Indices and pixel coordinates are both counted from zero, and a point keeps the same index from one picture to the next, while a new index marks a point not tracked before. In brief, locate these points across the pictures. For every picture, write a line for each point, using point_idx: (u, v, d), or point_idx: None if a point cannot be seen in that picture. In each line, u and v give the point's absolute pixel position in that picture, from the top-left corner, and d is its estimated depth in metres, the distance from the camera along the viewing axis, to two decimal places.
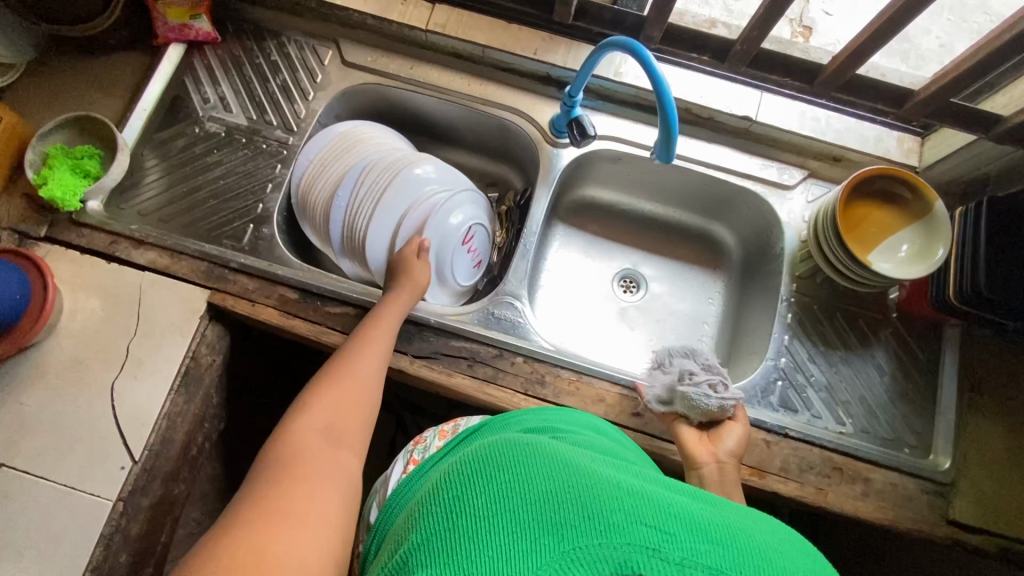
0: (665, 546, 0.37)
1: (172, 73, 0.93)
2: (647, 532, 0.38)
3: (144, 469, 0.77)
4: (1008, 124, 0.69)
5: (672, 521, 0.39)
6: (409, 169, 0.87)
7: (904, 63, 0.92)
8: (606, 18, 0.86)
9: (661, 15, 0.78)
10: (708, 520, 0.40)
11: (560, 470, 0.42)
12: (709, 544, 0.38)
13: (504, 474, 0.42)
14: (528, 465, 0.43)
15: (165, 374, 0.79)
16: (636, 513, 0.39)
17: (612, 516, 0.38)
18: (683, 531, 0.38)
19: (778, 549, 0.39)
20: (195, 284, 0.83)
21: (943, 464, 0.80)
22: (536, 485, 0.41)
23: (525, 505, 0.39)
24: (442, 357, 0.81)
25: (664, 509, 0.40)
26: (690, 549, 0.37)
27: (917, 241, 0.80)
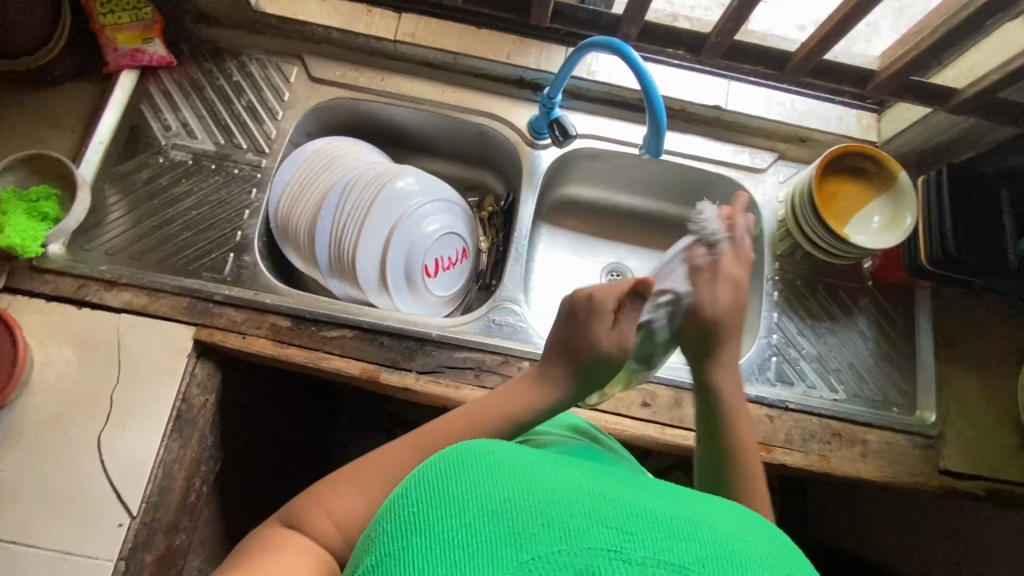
0: (627, 546, 0.31)
1: (127, 102, 0.88)
2: (608, 533, 0.31)
3: (143, 523, 0.73)
4: (962, 96, 0.74)
5: (635, 517, 0.32)
6: (392, 182, 0.85)
7: (853, 44, 0.97)
8: (581, 18, 0.87)
9: (638, 13, 0.80)
10: (674, 512, 0.33)
11: (514, 459, 0.35)
12: (676, 539, 0.31)
13: (449, 477, 0.34)
14: (486, 451, 0.36)
15: (155, 420, 0.75)
16: (595, 509, 0.32)
17: (571, 516, 0.31)
18: (647, 527, 0.32)
19: (749, 539, 0.33)
20: (178, 321, 0.79)
21: (929, 418, 0.85)
22: (491, 478, 0.33)
23: (475, 505, 0.32)
24: (447, 370, 0.79)
25: (625, 502, 0.33)
26: (656, 547, 0.31)
27: (886, 211, 0.85)
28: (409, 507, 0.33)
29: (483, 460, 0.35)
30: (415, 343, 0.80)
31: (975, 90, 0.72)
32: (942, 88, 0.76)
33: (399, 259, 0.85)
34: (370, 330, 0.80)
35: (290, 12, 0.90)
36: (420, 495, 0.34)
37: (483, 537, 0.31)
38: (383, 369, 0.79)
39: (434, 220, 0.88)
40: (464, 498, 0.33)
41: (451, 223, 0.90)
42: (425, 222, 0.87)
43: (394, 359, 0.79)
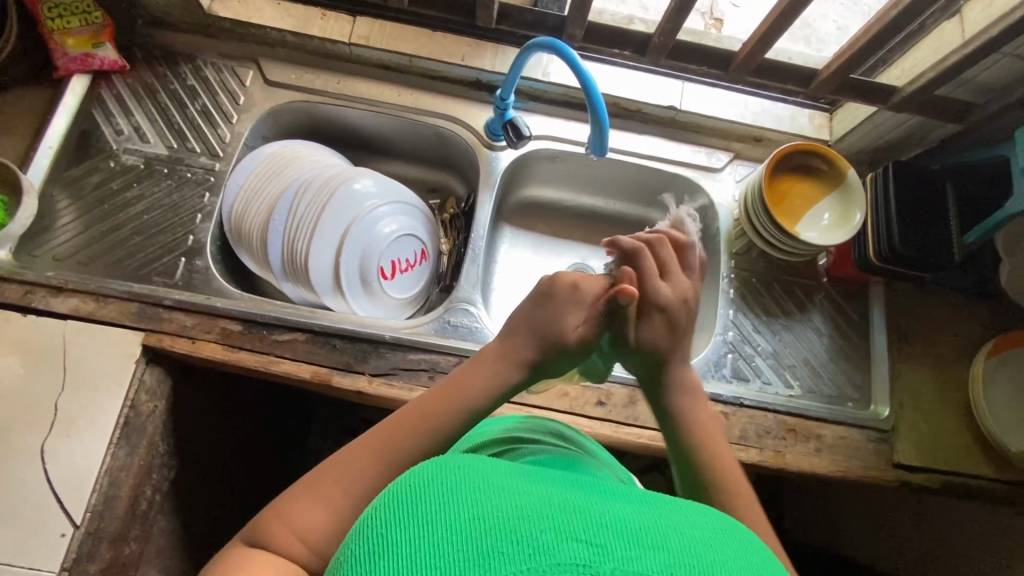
0: (597, 560, 0.30)
1: (78, 106, 0.87)
2: (577, 547, 0.30)
3: (88, 533, 0.71)
4: (903, 94, 0.75)
5: (604, 529, 0.31)
6: (347, 184, 0.85)
7: (809, 46, 0.98)
8: (527, 20, 0.88)
9: (580, 13, 0.80)
10: (644, 522, 0.33)
11: (485, 477, 0.34)
12: (646, 550, 0.31)
13: (420, 500, 0.33)
14: (456, 472, 0.35)
15: (102, 427, 0.74)
16: (565, 523, 0.31)
17: (541, 532, 0.31)
18: (617, 539, 0.31)
19: (719, 544, 0.33)
20: (126, 326, 0.78)
21: (883, 412, 0.86)
22: (459, 497, 0.33)
23: (444, 525, 0.31)
24: (401, 372, 0.79)
25: (596, 514, 0.32)
26: (626, 560, 0.30)
27: (836, 208, 0.86)
28: (376, 530, 0.32)
29: (453, 481, 0.34)
30: (368, 345, 0.80)
31: (913, 88, 0.73)
32: (885, 86, 0.77)
33: (354, 261, 0.85)
34: (322, 333, 0.80)
35: (243, 15, 0.89)
36: (389, 517, 0.33)
37: (455, 559, 0.30)
38: (336, 372, 0.78)
39: (391, 222, 0.87)
40: (433, 519, 0.32)
41: (409, 225, 0.90)
42: (381, 223, 0.87)
43: (347, 362, 0.79)
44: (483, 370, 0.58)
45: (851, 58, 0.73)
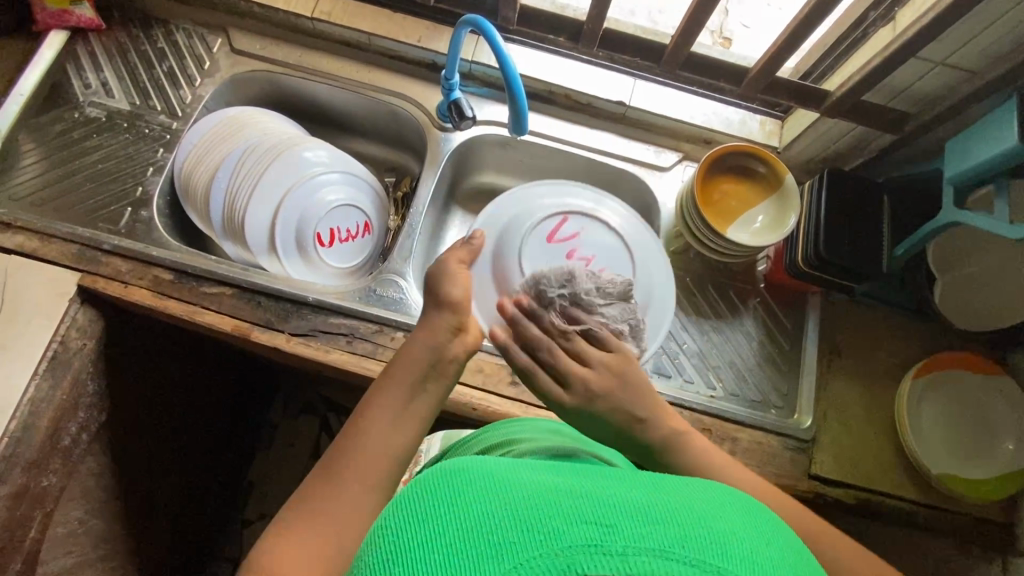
0: (608, 538, 0.32)
1: (52, 59, 0.92)
2: (587, 529, 0.32)
3: (3, 456, 0.74)
4: (834, 99, 0.75)
5: (612, 510, 0.34)
6: (295, 150, 0.88)
7: None
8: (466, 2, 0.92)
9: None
10: (646, 502, 0.35)
11: (495, 475, 0.37)
12: (654, 526, 0.33)
13: (437, 504, 0.35)
14: (466, 475, 0.37)
15: (28, 357, 0.77)
16: (575, 508, 0.34)
17: (551, 517, 0.33)
18: (625, 519, 0.33)
19: (722, 520, 0.35)
20: (65, 266, 0.81)
21: (805, 422, 0.84)
22: (471, 495, 0.35)
23: (456, 525, 0.33)
24: (320, 334, 0.81)
25: (605, 498, 0.35)
26: (635, 536, 0.32)
27: (771, 212, 0.85)
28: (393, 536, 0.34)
29: (463, 483, 0.36)
30: (292, 305, 0.82)
31: (842, 93, 0.74)
32: (818, 90, 0.77)
33: (291, 225, 0.88)
34: (249, 289, 0.82)
35: None
36: (403, 525, 0.35)
37: (473, 553, 0.32)
38: (256, 328, 0.80)
39: (334, 191, 0.90)
40: (451, 516, 0.34)
41: (353, 196, 0.92)
42: (324, 191, 0.89)
43: (269, 319, 0.81)
44: (412, 353, 0.59)
45: (778, 58, 0.74)
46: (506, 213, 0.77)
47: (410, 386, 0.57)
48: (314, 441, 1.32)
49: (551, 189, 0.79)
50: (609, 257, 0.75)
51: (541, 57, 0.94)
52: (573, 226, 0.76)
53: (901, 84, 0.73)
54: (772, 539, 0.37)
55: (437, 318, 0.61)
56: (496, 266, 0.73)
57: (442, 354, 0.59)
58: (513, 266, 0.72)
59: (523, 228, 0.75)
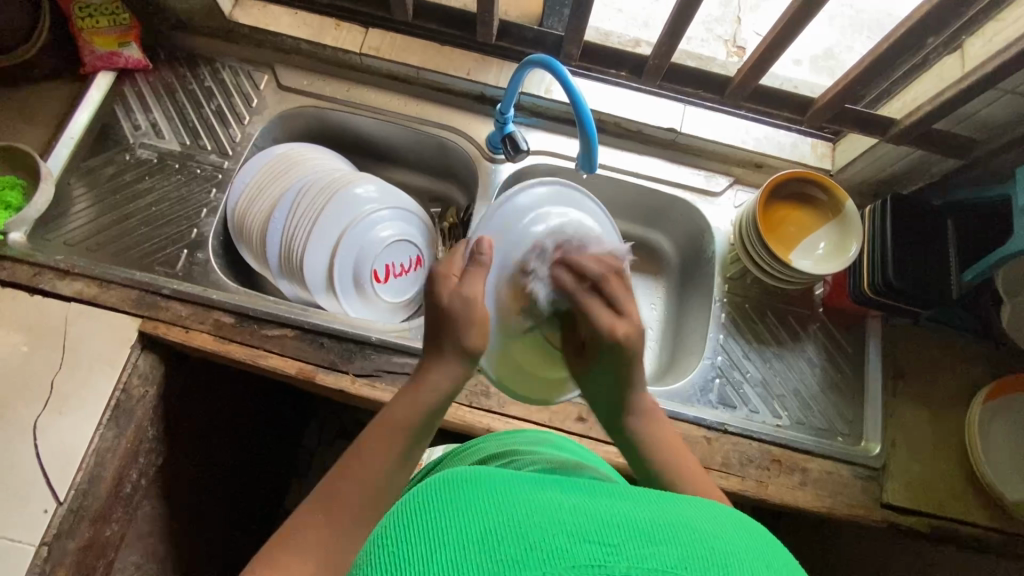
0: (610, 559, 0.32)
1: (101, 101, 0.92)
2: (588, 549, 0.32)
3: (71, 509, 0.73)
4: (901, 126, 0.75)
5: (614, 530, 0.33)
6: (348, 188, 0.88)
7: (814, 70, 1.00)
8: (527, 37, 0.89)
9: (575, 34, 0.82)
10: (648, 520, 0.35)
11: (494, 489, 0.37)
12: (656, 546, 0.33)
13: (437, 518, 0.35)
14: (467, 489, 0.37)
15: (92, 408, 0.76)
16: (575, 526, 0.33)
17: (553, 538, 0.33)
18: (627, 538, 0.33)
19: (725, 538, 0.35)
20: (125, 312, 0.81)
21: (873, 449, 0.84)
22: (471, 511, 0.35)
23: (457, 540, 0.33)
24: (384, 375, 0.80)
25: (605, 516, 0.35)
26: (637, 558, 0.32)
27: (832, 238, 0.85)
28: (392, 551, 0.35)
29: (465, 498, 0.37)
30: (355, 345, 0.81)
31: (910, 122, 0.73)
32: (883, 118, 0.77)
33: (349, 263, 0.87)
34: (311, 330, 0.81)
35: (261, 22, 0.93)
36: (403, 540, 0.35)
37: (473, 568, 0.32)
38: (320, 369, 0.80)
39: (388, 226, 0.90)
40: (448, 529, 0.34)
41: (406, 231, 0.92)
42: (378, 228, 0.89)
43: (332, 360, 0.80)
44: (420, 392, 0.56)
45: (846, 88, 0.73)
46: (510, 225, 0.71)
47: (414, 431, 0.54)
48: None
49: (543, 194, 0.75)
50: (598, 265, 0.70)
51: (590, 86, 0.93)
52: (564, 250, 0.70)
53: (969, 110, 0.73)
54: (780, 558, 0.36)
55: (451, 363, 0.58)
56: (495, 298, 0.68)
57: (438, 412, 0.56)
58: (515, 285, 0.68)
59: (518, 252, 0.70)
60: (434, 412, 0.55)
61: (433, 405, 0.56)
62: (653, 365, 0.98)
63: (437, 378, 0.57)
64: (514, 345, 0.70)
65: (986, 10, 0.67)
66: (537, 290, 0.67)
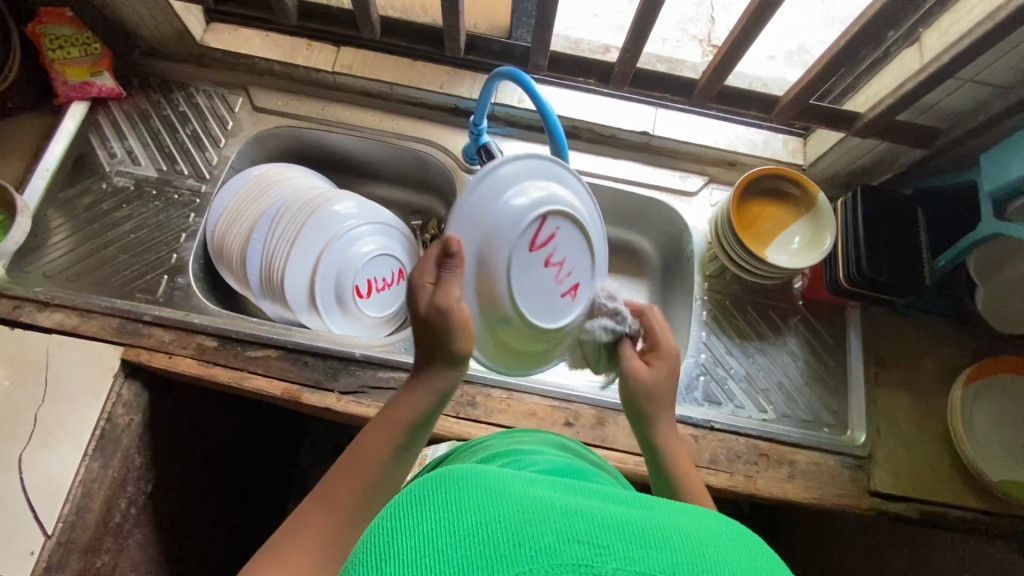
0: (599, 560, 0.31)
1: (75, 131, 0.92)
2: (578, 548, 0.31)
3: (59, 543, 0.72)
4: (865, 120, 0.76)
5: (608, 530, 0.32)
6: (326, 206, 0.88)
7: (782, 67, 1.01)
8: (495, 49, 0.91)
9: (541, 44, 0.84)
10: (641, 523, 0.33)
11: (486, 478, 0.35)
12: (647, 551, 0.32)
13: (428, 504, 0.33)
14: (462, 476, 0.35)
15: (77, 439, 0.76)
16: (566, 525, 0.32)
17: (543, 534, 0.31)
18: (619, 541, 0.32)
19: (720, 544, 0.33)
20: (107, 341, 0.80)
21: (858, 438, 0.84)
22: (461, 498, 0.33)
23: (445, 529, 0.31)
24: (370, 390, 0.80)
25: (598, 514, 0.33)
26: (630, 560, 0.31)
27: (806, 232, 0.86)
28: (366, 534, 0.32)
29: (458, 483, 0.34)
30: (339, 362, 0.81)
31: (873, 115, 0.75)
32: (848, 112, 0.79)
33: (330, 280, 0.88)
34: (294, 350, 0.81)
35: (233, 46, 0.94)
36: (388, 523, 0.32)
37: (457, 560, 0.30)
38: (305, 388, 0.80)
39: (367, 241, 0.90)
40: (434, 519, 0.32)
41: (386, 245, 0.92)
42: (358, 243, 0.89)
43: (317, 379, 0.80)
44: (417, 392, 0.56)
45: (808, 85, 0.75)
46: (488, 207, 0.56)
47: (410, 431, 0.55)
48: None
49: (543, 168, 0.61)
50: (585, 261, 0.62)
51: (563, 94, 0.95)
52: (549, 227, 0.59)
53: (931, 101, 0.74)
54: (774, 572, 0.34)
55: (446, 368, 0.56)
56: (479, 293, 0.56)
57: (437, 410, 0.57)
58: (498, 280, 0.56)
59: (503, 234, 0.56)
60: (433, 409, 0.57)
61: (430, 407, 0.56)
62: None
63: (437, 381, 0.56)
64: (502, 332, 0.59)
65: (941, 3, 0.68)
66: (521, 287, 0.58)
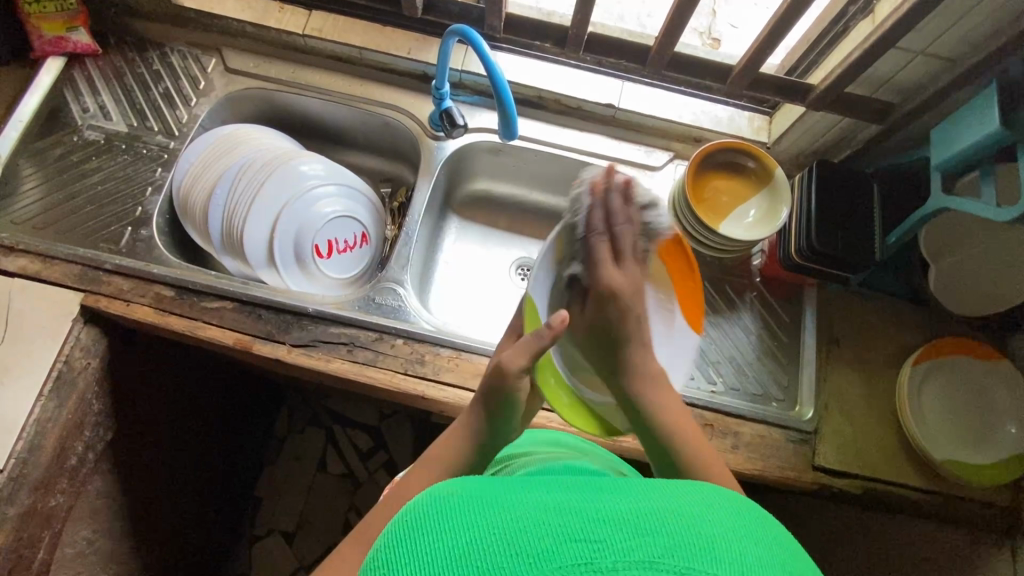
0: (597, 556, 0.32)
1: (50, 86, 0.94)
2: (575, 547, 0.33)
3: (10, 477, 0.75)
4: (818, 92, 0.77)
5: (602, 524, 0.34)
6: (290, 165, 0.90)
7: None
8: (453, 11, 0.91)
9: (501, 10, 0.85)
10: (634, 511, 0.35)
11: (480, 498, 0.37)
12: (641, 537, 0.33)
13: (428, 533, 0.35)
14: (456, 501, 0.37)
15: (33, 379, 0.78)
16: (561, 525, 0.34)
17: (541, 539, 0.33)
18: (612, 531, 0.33)
19: (712, 524, 0.35)
20: (68, 286, 0.83)
21: (806, 414, 0.84)
22: (458, 522, 0.35)
23: (445, 558, 0.33)
24: (321, 344, 0.82)
25: (593, 512, 0.35)
26: (626, 550, 0.33)
27: (762, 206, 0.86)
28: (386, 567, 0.35)
29: (452, 509, 0.36)
30: (292, 317, 0.83)
31: (825, 86, 0.75)
32: (803, 84, 0.79)
33: (290, 238, 0.89)
34: (250, 303, 0.83)
35: (206, 6, 0.95)
36: (392, 554, 0.35)
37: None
38: (257, 340, 0.81)
39: (331, 202, 0.92)
40: (432, 544, 0.34)
41: (349, 207, 0.94)
42: (320, 203, 0.91)
43: (269, 331, 0.82)
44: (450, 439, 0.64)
45: (759, 53, 0.75)
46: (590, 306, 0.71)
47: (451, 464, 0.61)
48: (320, 451, 1.37)
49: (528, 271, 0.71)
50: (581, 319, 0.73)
51: (529, 64, 0.95)
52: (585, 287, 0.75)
53: (883, 73, 0.74)
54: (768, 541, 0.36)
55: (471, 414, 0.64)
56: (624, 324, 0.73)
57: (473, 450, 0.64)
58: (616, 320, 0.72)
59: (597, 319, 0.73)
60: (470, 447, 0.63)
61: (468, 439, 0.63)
62: None
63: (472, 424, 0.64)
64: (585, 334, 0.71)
65: None
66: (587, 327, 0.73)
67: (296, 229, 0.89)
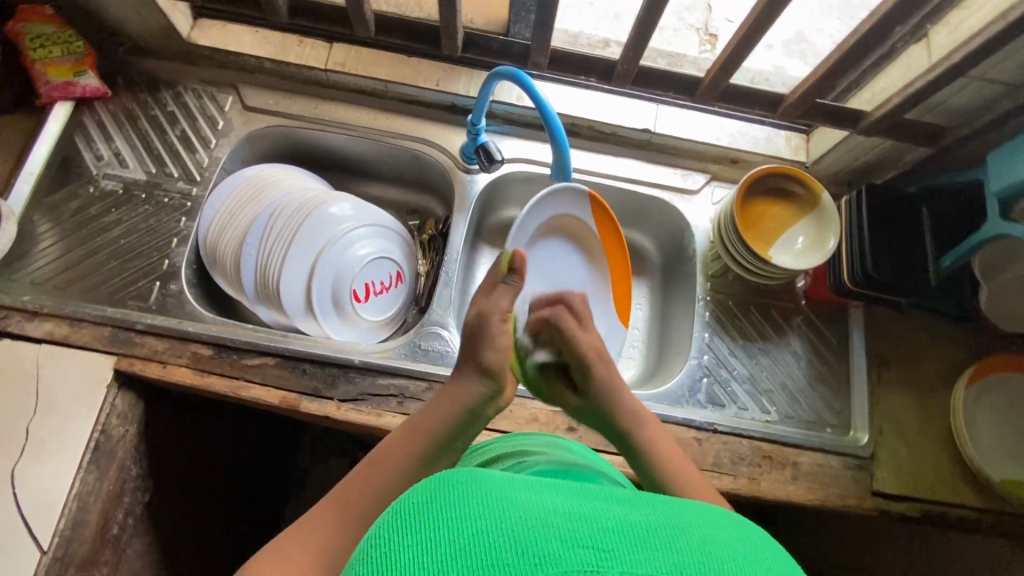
0: (604, 565, 0.28)
1: (59, 132, 0.89)
2: (582, 553, 0.28)
3: (55, 558, 0.71)
4: (872, 119, 0.75)
5: (612, 535, 0.29)
6: (322, 208, 0.86)
7: (804, 61, 0.98)
8: (494, 47, 0.88)
9: (542, 43, 0.82)
10: (647, 523, 0.31)
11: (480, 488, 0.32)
12: (651, 551, 0.29)
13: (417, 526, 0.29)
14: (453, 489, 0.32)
15: (71, 452, 0.74)
16: (569, 529, 0.29)
17: (545, 540, 0.28)
18: (624, 542, 0.29)
19: (731, 544, 0.30)
20: (100, 351, 0.79)
21: (862, 439, 0.84)
22: (454, 515, 0.30)
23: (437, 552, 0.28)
24: (370, 398, 0.79)
25: (600, 518, 0.30)
26: (634, 563, 0.28)
27: (810, 232, 0.85)
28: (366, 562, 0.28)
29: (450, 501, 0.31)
30: (338, 370, 0.80)
31: (881, 114, 0.74)
32: (854, 111, 0.77)
33: (327, 285, 0.86)
34: (292, 357, 0.80)
35: (221, 43, 0.91)
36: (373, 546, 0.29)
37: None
38: (304, 397, 0.78)
39: (365, 244, 0.89)
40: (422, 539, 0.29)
41: (383, 247, 0.91)
42: (355, 246, 0.88)
43: (315, 387, 0.79)
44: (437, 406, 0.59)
45: (814, 82, 0.73)
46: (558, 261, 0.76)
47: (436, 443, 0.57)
48: None
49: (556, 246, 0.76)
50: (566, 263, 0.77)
51: (561, 91, 0.93)
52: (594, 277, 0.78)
53: (938, 99, 0.73)
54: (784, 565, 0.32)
55: (472, 378, 0.59)
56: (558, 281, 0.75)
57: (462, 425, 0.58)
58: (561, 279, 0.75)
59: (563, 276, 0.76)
60: (459, 422, 0.58)
61: (460, 411, 0.58)
62: (643, 364, 0.97)
63: (464, 399, 0.58)
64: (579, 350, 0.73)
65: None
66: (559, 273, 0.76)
67: (332, 275, 0.86)
